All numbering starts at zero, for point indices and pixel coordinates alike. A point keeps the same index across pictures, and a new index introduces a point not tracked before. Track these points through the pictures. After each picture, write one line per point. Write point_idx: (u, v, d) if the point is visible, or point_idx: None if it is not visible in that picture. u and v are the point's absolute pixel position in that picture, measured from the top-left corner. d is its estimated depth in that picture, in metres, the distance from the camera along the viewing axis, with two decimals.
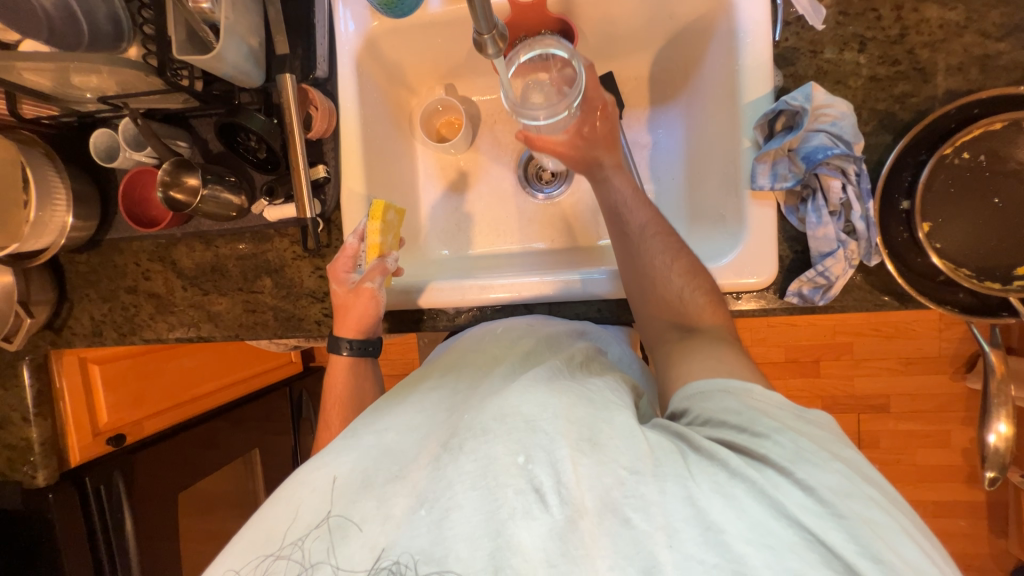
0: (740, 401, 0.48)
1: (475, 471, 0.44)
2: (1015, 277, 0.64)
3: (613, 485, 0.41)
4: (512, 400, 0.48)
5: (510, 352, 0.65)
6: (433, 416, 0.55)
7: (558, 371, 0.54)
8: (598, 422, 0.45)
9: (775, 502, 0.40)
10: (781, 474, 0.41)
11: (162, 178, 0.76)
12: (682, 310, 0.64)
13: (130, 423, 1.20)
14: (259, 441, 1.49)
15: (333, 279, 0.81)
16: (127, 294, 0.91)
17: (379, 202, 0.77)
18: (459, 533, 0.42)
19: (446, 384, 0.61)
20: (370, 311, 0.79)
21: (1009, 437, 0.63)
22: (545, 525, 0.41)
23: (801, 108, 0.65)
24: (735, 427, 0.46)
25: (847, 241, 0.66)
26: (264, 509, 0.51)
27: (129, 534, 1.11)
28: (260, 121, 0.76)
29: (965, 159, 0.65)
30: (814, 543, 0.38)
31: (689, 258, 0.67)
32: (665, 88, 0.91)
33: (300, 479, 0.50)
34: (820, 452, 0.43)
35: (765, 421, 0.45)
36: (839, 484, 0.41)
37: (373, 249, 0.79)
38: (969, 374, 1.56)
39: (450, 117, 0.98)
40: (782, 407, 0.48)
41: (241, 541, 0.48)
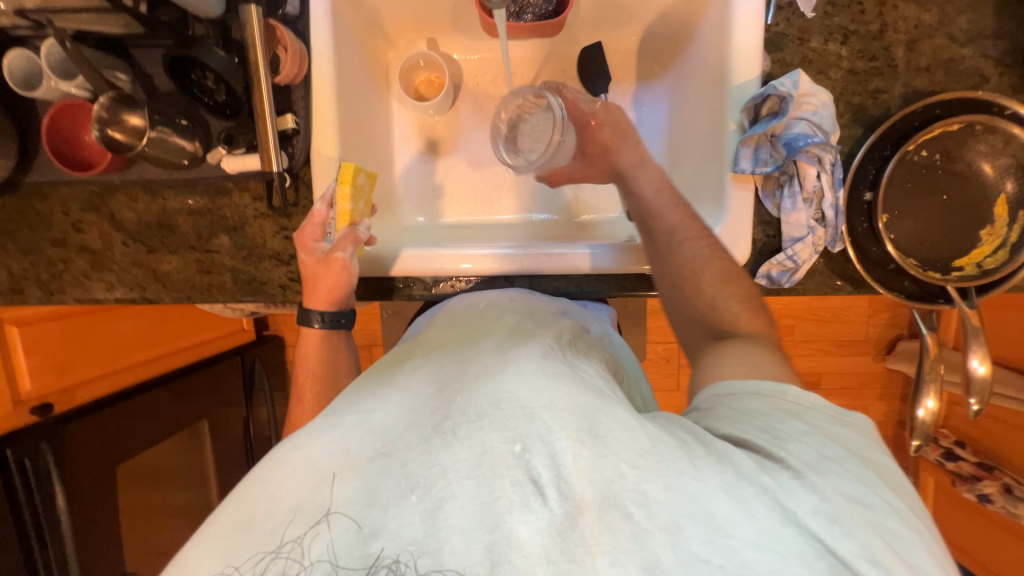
0: (774, 403, 0.50)
1: (470, 460, 0.42)
2: (952, 268, 0.71)
3: (614, 478, 0.41)
4: (507, 383, 0.47)
5: (496, 327, 0.62)
6: (419, 395, 0.52)
7: (551, 352, 0.54)
8: (598, 413, 0.44)
9: (784, 509, 0.40)
10: (795, 477, 0.42)
11: (99, 113, 0.66)
12: (715, 317, 0.65)
13: (55, 391, 1.10)
14: (206, 412, 1.40)
15: (301, 248, 0.76)
16: (54, 247, 0.81)
17: (348, 165, 0.72)
18: (453, 525, 0.40)
19: (434, 360, 0.58)
20: (342, 282, 0.74)
21: (934, 411, 0.70)
22: (542, 520, 0.40)
23: (788, 94, 0.67)
24: (761, 426, 0.47)
25: (816, 227, 0.70)
26: (237, 494, 0.47)
27: (61, 510, 1.02)
28: (220, 58, 0.67)
29: (923, 156, 0.70)
30: (818, 544, 0.39)
31: (721, 262, 0.67)
32: (653, 63, 0.90)
33: (280, 459, 0.47)
34: (840, 461, 0.44)
35: (795, 424, 0.47)
36: (853, 494, 0.42)
37: (343, 217, 0.75)
38: (889, 355, 1.75)
39: (431, 74, 0.93)
40: (820, 411, 0.49)
41: (219, 524, 0.45)
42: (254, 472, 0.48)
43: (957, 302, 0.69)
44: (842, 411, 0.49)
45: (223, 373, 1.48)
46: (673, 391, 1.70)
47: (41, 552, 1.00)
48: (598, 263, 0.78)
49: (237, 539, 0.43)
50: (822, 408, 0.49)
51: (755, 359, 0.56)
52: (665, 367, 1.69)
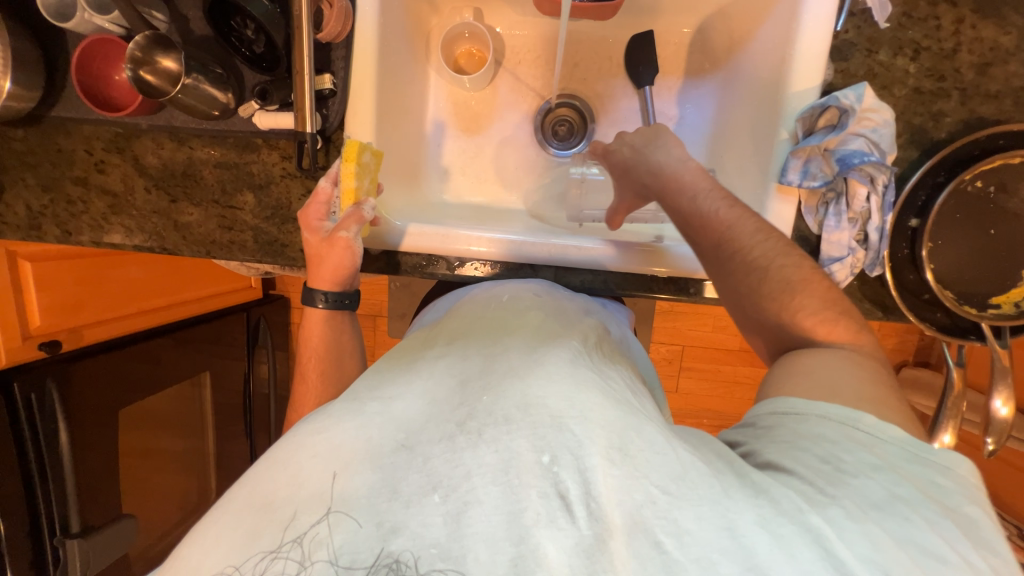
0: (844, 431, 0.48)
1: (495, 465, 0.42)
2: (989, 305, 0.69)
3: (644, 502, 0.40)
4: (536, 388, 0.47)
5: (521, 323, 0.61)
6: (442, 387, 0.52)
7: (579, 356, 0.53)
8: (630, 431, 0.44)
9: (831, 553, 0.39)
10: (848, 516, 0.41)
11: (133, 52, 0.64)
12: (788, 323, 0.61)
13: (65, 330, 1.10)
14: (209, 365, 1.41)
15: (304, 227, 0.74)
16: (74, 186, 0.79)
17: (353, 142, 0.69)
18: (478, 533, 0.39)
19: (454, 351, 0.58)
20: (346, 262, 0.73)
21: (948, 447, 0.69)
22: (569, 538, 0.39)
23: (851, 107, 0.64)
24: (822, 457, 0.46)
25: (857, 249, 0.68)
26: (252, 477, 0.47)
27: (64, 449, 1.02)
28: (262, 6, 0.63)
29: (977, 187, 0.67)
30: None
31: (785, 264, 0.62)
32: (704, 60, 0.87)
33: (300, 444, 0.47)
34: (910, 509, 0.42)
35: (863, 458, 0.46)
36: (919, 549, 0.40)
37: (348, 196, 0.72)
38: (891, 381, 1.75)
39: (474, 47, 0.90)
40: (894, 446, 0.47)
41: (233, 507, 0.45)
42: (270, 452, 0.49)
43: (988, 340, 0.68)
44: (922, 450, 0.47)
45: (228, 328, 1.48)
46: (672, 393, 1.70)
47: (43, 487, 1.01)
48: (620, 260, 0.76)
49: (255, 522, 0.43)
50: (900, 445, 0.48)
51: (831, 374, 0.54)
52: (668, 369, 1.68)
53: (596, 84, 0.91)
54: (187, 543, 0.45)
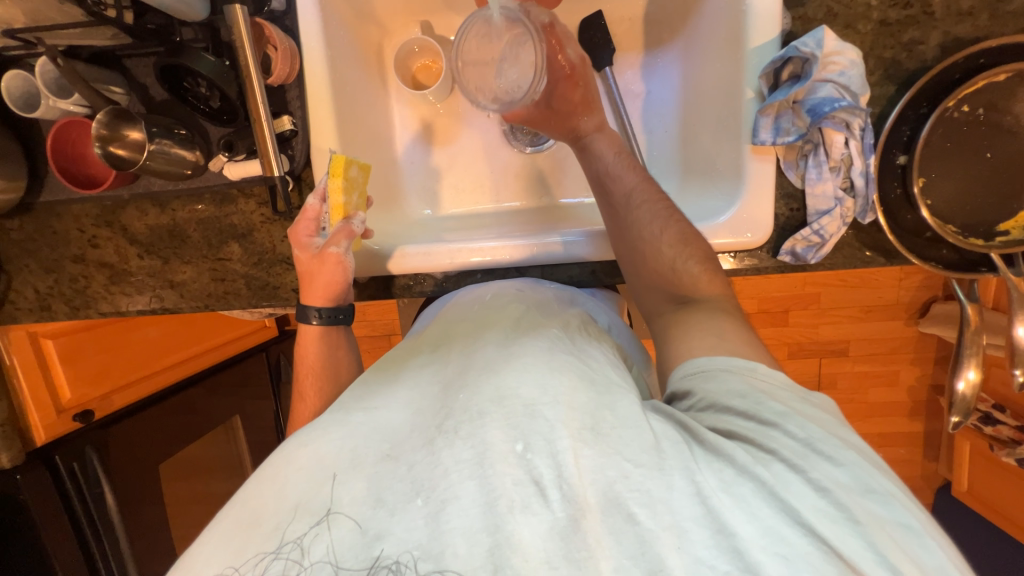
0: (746, 380, 0.49)
1: (470, 460, 0.44)
2: (997, 234, 0.66)
3: (617, 477, 0.41)
4: (510, 379, 0.48)
5: (500, 318, 0.62)
6: (427, 395, 0.53)
7: (556, 343, 0.54)
8: (602, 412, 0.45)
9: (785, 503, 0.40)
10: (792, 470, 0.42)
11: (98, 131, 0.65)
12: (676, 280, 0.64)
13: (96, 398, 1.15)
14: (239, 408, 1.46)
15: (294, 243, 0.75)
16: (73, 264, 0.82)
17: (340, 157, 0.70)
18: (456, 528, 0.41)
19: (437, 360, 0.59)
20: (337, 278, 0.74)
21: (975, 383, 0.67)
22: (543, 522, 0.40)
23: (812, 55, 0.62)
24: (744, 413, 0.47)
25: (844, 198, 0.65)
26: (240, 498, 0.49)
27: (113, 510, 1.09)
28: (209, 63, 0.64)
29: (964, 112, 0.64)
30: (831, 554, 0.38)
31: (681, 225, 0.65)
32: (662, 29, 0.84)
33: (288, 457, 0.49)
34: (832, 441, 0.44)
35: (772, 406, 0.46)
36: (852, 483, 0.42)
37: (337, 209, 0.73)
38: (922, 319, 1.68)
39: (428, 60, 0.89)
40: (787, 389, 0.49)
41: (226, 522, 0.47)
42: (262, 470, 0.51)
43: (1001, 270, 0.64)
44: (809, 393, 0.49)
45: (251, 370, 1.53)
46: None
47: (100, 548, 1.08)
48: (599, 249, 0.75)
49: (243, 538, 0.45)
50: (791, 389, 0.49)
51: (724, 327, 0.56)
52: None
53: None
54: (184, 561, 0.46)
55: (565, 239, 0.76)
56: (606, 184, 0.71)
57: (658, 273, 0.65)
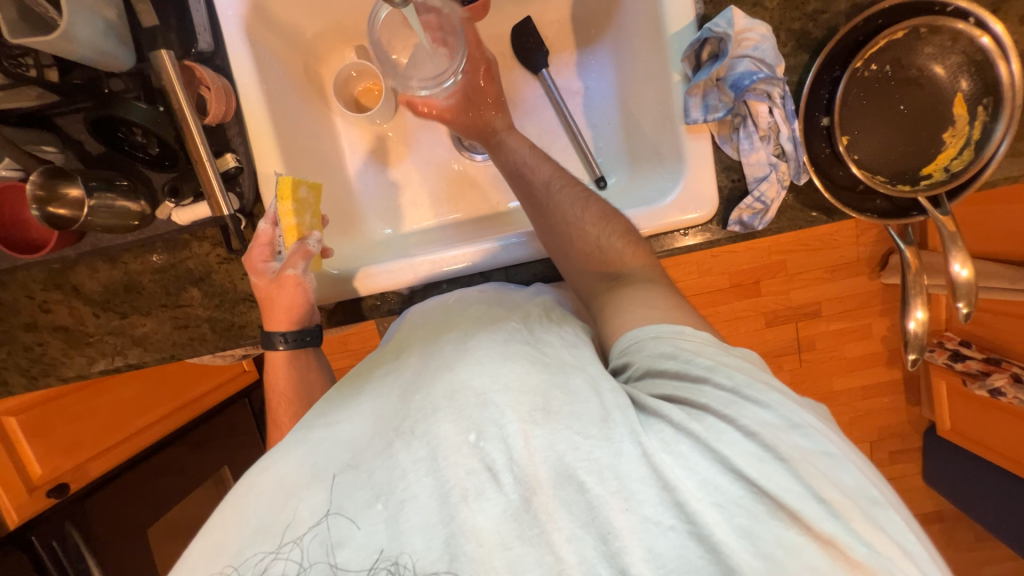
0: (674, 343, 0.52)
1: (426, 457, 0.46)
2: (921, 178, 0.70)
3: (567, 451, 0.44)
4: (462, 373, 0.50)
5: (461, 318, 0.62)
6: (386, 400, 0.55)
7: (514, 335, 0.55)
8: (552, 390, 0.48)
9: (717, 454, 0.43)
10: (723, 420, 0.45)
11: (35, 192, 0.64)
12: (604, 258, 0.66)
13: (70, 470, 1.10)
14: (226, 458, 1.42)
15: (251, 271, 0.74)
16: (27, 332, 0.79)
17: (285, 179, 0.70)
18: (414, 525, 0.44)
19: (396, 366, 0.60)
20: (298, 300, 0.74)
21: (924, 321, 0.70)
22: (497, 505, 0.43)
23: (725, 34, 0.65)
24: (677, 376, 0.49)
25: (778, 162, 0.69)
26: (207, 530, 0.49)
27: None
28: (141, 110, 0.64)
29: (874, 71, 0.68)
30: (762, 495, 0.41)
31: (600, 205, 0.68)
32: (589, 29, 0.87)
33: (250, 483, 0.51)
34: (755, 385, 0.47)
35: (700, 362, 0.49)
36: (777, 421, 0.45)
37: (291, 233, 0.73)
38: (883, 271, 1.75)
39: (369, 83, 0.90)
40: (713, 345, 0.52)
41: (205, 540, 0.49)
42: (225, 501, 0.51)
43: (929, 212, 0.68)
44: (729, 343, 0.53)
45: (233, 419, 1.48)
46: None
47: None
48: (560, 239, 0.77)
49: (212, 564, 0.46)
50: (716, 344, 0.52)
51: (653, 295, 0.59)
52: None
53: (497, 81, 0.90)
54: None
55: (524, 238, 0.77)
56: (523, 174, 0.73)
57: (596, 251, 0.66)
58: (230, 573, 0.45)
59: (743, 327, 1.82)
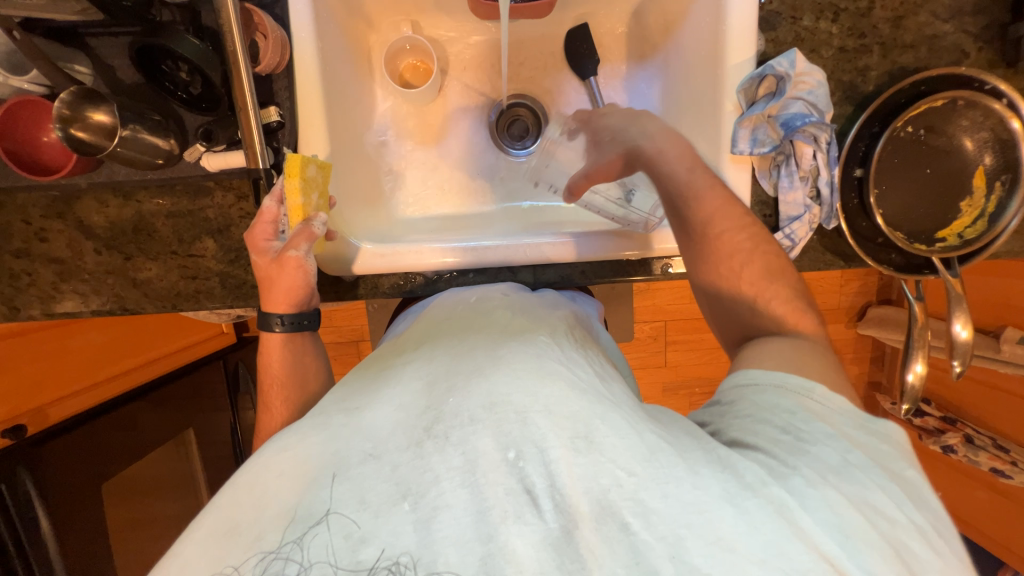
0: (801, 401, 0.55)
1: (462, 466, 0.48)
2: (935, 240, 0.75)
3: (611, 486, 0.47)
4: (501, 385, 0.52)
5: (487, 323, 0.66)
6: (409, 391, 0.56)
7: (545, 349, 0.59)
8: (594, 419, 0.50)
9: (792, 524, 0.45)
10: (807, 484, 0.48)
11: (60, 110, 0.59)
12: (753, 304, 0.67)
13: (28, 412, 1.03)
14: (192, 420, 1.37)
15: (252, 247, 0.72)
16: (15, 259, 0.74)
17: (295, 157, 0.66)
18: (447, 537, 0.45)
19: (422, 355, 0.62)
20: (298, 282, 0.71)
21: (922, 375, 0.73)
22: (536, 531, 0.45)
23: (786, 74, 0.68)
24: (782, 428, 0.53)
25: (812, 205, 0.71)
26: (217, 506, 0.51)
27: (47, 533, 0.99)
28: (191, 45, 0.60)
29: (909, 132, 0.72)
30: (811, 547, 0.44)
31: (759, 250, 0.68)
32: (643, 44, 0.89)
33: (264, 464, 0.53)
34: (873, 469, 0.50)
35: (820, 426, 0.53)
36: (880, 505, 0.47)
37: (296, 212, 0.69)
38: (859, 322, 1.84)
39: (416, 59, 0.89)
40: (844, 413, 0.54)
41: (203, 530, 0.50)
42: (242, 472, 0.54)
43: (941, 272, 0.72)
44: (870, 420, 0.54)
45: (205, 381, 1.42)
46: (661, 367, 1.88)
47: None
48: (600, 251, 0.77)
49: (220, 546, 0.48)
50: (848, 413, 0.55)
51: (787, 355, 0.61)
52: (654, 346, 1.85)
53: (543, 81, 0.92)
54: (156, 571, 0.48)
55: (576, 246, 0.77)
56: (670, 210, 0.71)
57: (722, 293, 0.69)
58: (230, 574, 0.46)
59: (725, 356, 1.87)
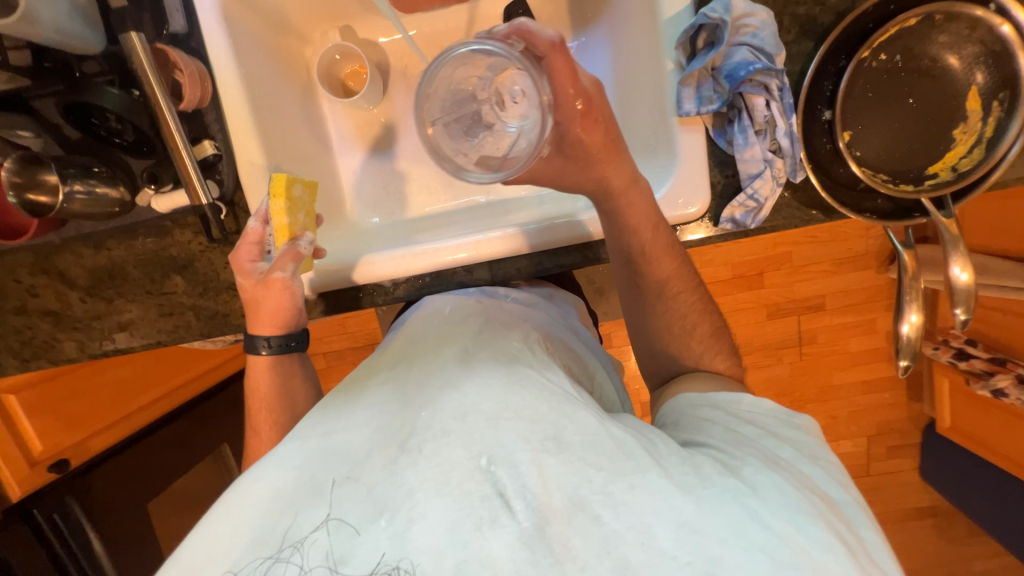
0: (732, 409, 0.60)
1: (436, 478, 0.47)
2: (925, 177, 0.67)
3: (580, 483, 0.47)
4: (472, 396, 0.52)
5: (460, 331, 0.65)
6: (386, 412, 0.55)
7: (518, 356, 0.59)
8: (562, 420, 0.50)
9: (755, 511, 0.46)
10: (757, 471, 0.50)
11: (11, 179, 0.63)
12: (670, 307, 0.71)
13: (70, 446, 1.13)
14: (224, 436, 1.46)
15: (237, 270, 0.73)
16: (16, 316, 0.80)
17: (280, 176, 0.69)
18: (421, 547, 0.45)
19: (397, 374, 0.61)
20: (285, 303, 0.73)
21: (918, 325, 0.67)
22: (511, 533, 0.45)
23: (722, 21, 0.61)
24: (722, 430, 0.56)
25: (774, 159, 0.65)
26: (200, 536, 0.51)
27: (101, 552, 1.09)
28: (115, 97, 0.63)
29: (883, 60, 0.64)
30: (776, 532, 0.45)
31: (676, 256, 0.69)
32: (586, 9, 0.82)
33: (241, 494, 0.52)
34: (799, 458, 0.54)
35: (750, 429, 0.57)
36: (811, 486, 0.51)
37: (281, 232, 0.71)
38: (892, 265, 1.69)
39: (355, 65, 0.87)
40: (771, 415, 0.59)
41: (197, 552, 0.50)
42: (223, 502, 0.53)
43: (932, 214, 0.64)
44: (790, 416, 0.59)
45: (231, 399, 1.50)
46: None
47: None
48: (555, 240, 0.75)
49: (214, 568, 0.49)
50: (774, 413, 0.59)
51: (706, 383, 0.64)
52: None
53: None
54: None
55: (535, 237, 0.74)
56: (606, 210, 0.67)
57: None
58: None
59: (745, 317, 1.77)
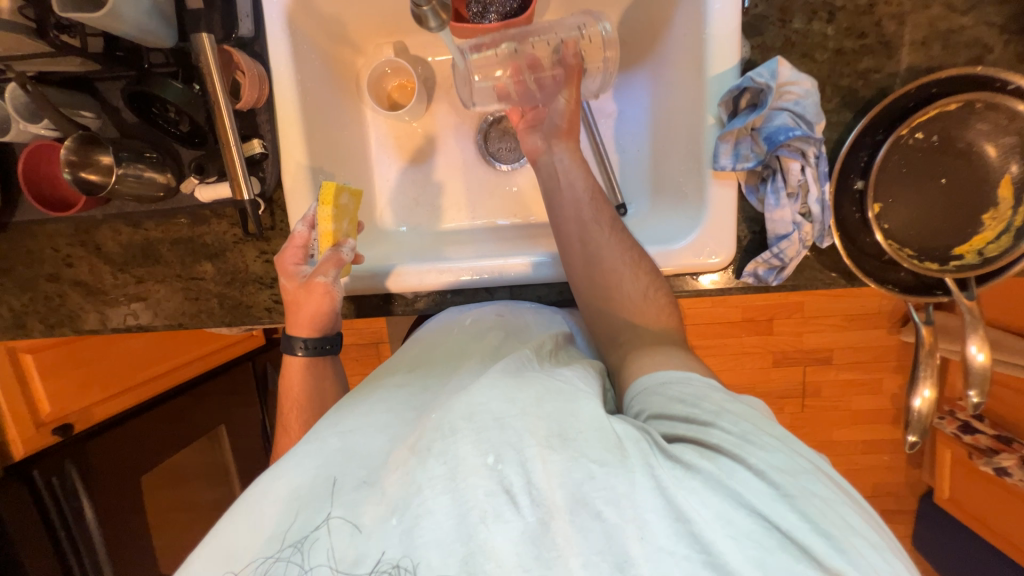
0: (691, 391, 0.54)
1: (443, 475, 0.48)
2: (951, 257, 0.68)
3: (584, 480, 0.46)
4: (478, 397, 0.53)
5: (477, 347, 0.67)
6: (402, 417, 0.57)
7: (526, 363, 0.59)
8: (567, 416, 0.50)
9: (731, 491, 0.44)
10: (735, 462, 0.46)
11: (68, 157, 0.67)
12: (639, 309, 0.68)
13: (76, 411, 1.15)
14: (223, 417, 1.47)
15: (281, 273, 0.75)
16: (48, 283, 0.83)
17: (330, 185, 0.71)
18: (428, 541, 0.46)
19: (413, 380, 0.64)
20: (325, 307, 0.74)
21: (931, 401, 0.67)
22: (515, 527, 0.46)
23: (767, 86, 0.63)
24: (684, 418, 0.52)
25: (802, 223, 0.66)
26: (222, 531, 0.53)
27: (91, 521, 1.10)
28: (177, 90, 0.66)
29: (919, 139, 0.65)
30: (766, 525, 0.42)
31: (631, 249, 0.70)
32: (633, 50, 0.84)
33: (265, 488, 0.54)
34: (763, 436, 0.49)
35: (707, 408, 0.52)
36: (784, 463, 0.46)
37: (325, 238, 0.73)
38: (903, 328, 1.66)
39: (402, 80, 0.89)
40: (720, 392, 0.54)
41: (220, 540, 0.52)
42: (237, 505, 0.55)
43: (954, 294, 0.65)
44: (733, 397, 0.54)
45: (234, 380, 1.52)
46: None
47: (78, 562, 1.09)
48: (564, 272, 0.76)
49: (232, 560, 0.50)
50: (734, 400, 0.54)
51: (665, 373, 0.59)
52: None
53: None
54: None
55: (557, 255, 0.76)
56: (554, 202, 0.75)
57: None
58: None
59: (749, 363, 1.76)
